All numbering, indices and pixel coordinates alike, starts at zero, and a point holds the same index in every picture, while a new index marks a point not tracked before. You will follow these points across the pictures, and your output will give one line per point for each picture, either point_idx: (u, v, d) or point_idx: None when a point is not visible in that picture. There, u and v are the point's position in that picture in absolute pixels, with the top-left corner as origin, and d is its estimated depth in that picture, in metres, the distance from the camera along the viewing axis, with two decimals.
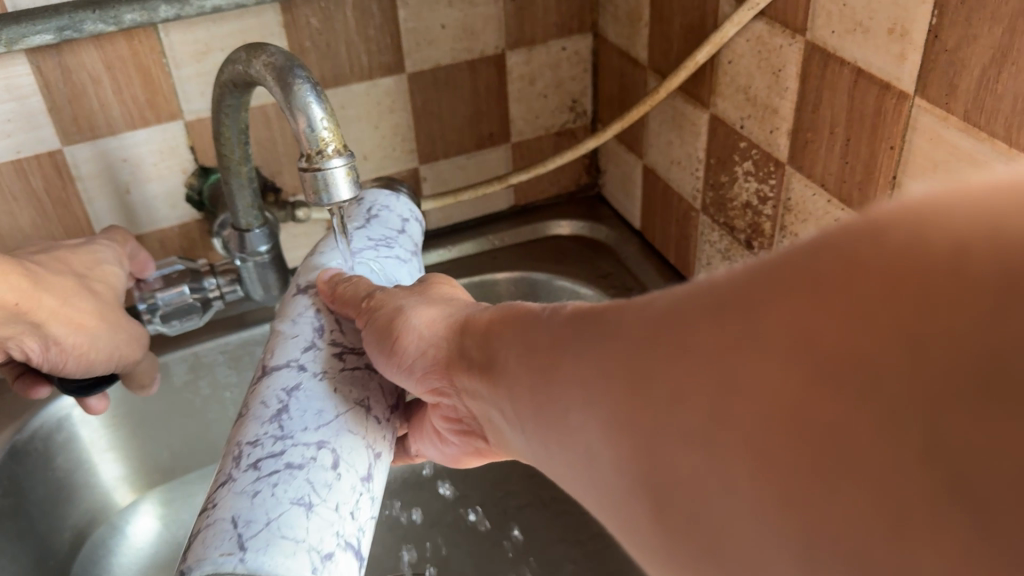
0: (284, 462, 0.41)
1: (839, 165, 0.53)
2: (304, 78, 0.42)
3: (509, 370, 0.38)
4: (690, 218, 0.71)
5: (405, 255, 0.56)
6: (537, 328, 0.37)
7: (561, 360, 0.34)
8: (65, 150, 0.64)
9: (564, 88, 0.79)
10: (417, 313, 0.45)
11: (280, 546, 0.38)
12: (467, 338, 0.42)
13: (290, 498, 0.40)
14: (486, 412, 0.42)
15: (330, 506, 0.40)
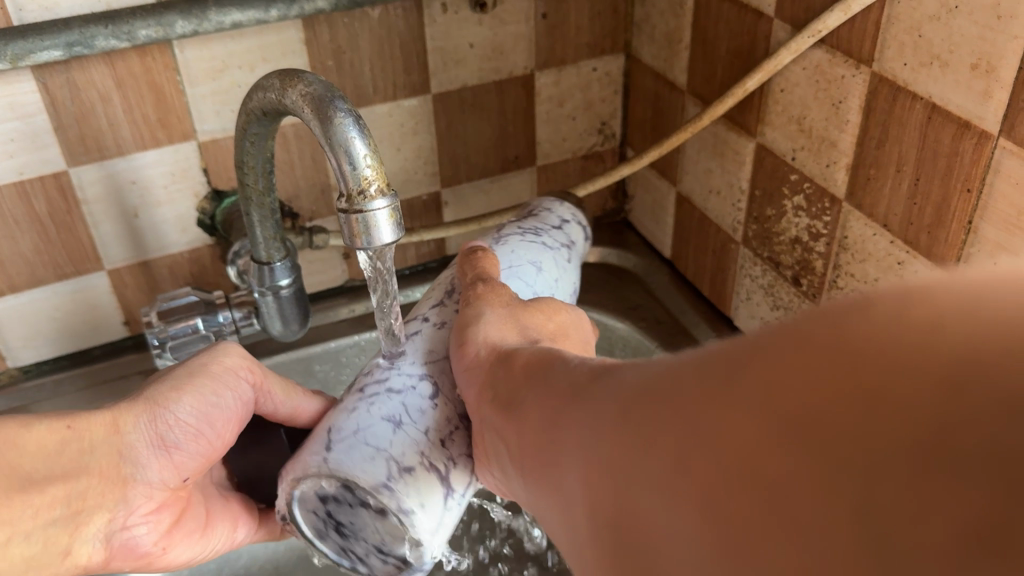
0: (385, 387, 0.44)
1: (906, 206, 0.49)
2: (345, 110, 0.39)
3: (529, 406, 0.35)
4: (729, 251, 0.67)
5: (554, 244, 0.55)
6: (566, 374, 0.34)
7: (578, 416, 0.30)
8: (71, 171, 0.60)
9: (594, 110, 0.76)
10: (487, 333, 0.43)
11: (362, 450, 0.41)
12: (507, 366, 0.39)
13: (382, 414, 0.43)
14: (492, 449, 0.39)
15: (418, 427, 0.43)
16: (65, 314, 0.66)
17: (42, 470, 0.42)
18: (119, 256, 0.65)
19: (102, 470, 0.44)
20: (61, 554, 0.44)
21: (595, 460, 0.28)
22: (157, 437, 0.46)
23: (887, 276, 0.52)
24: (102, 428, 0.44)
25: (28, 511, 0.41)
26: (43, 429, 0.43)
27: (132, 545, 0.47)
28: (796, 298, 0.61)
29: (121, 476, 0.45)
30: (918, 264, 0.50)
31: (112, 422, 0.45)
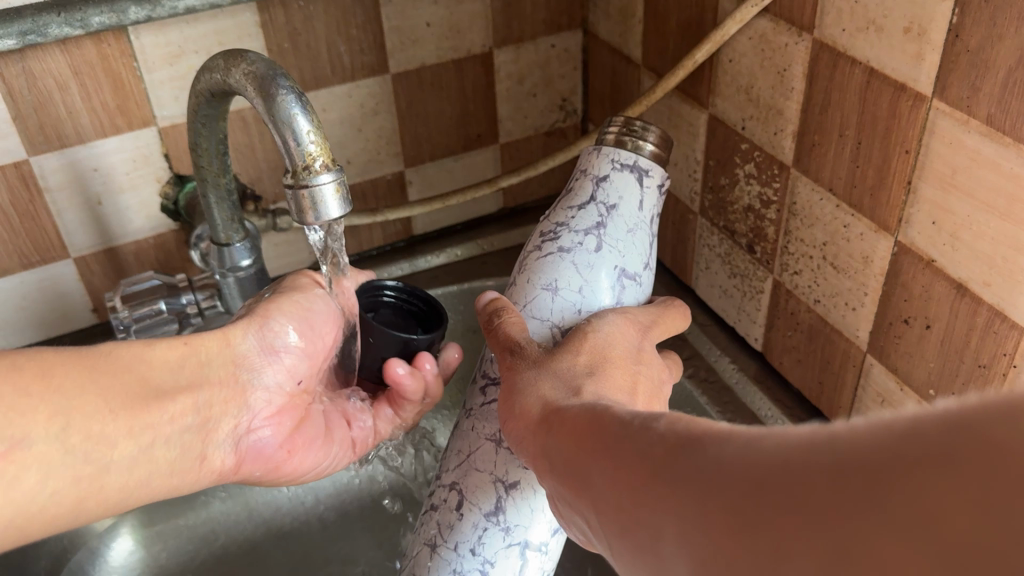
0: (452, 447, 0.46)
1: (849, 169, 0.50)
2: (288, 87, 0.40)
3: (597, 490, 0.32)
4: (688, 222, 0.68)
5: (637, 270, 0.51)
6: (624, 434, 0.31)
7: (636, 484, 0.29)
8: (31, 160, 0.61)
9: (553, 87, 0.76)
10: (539, 390, 0.41)
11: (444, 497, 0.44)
12: (559, 430, 0.37)
13: None
14: (570, 517, 0.37)
15: None
16: (33, 302, 0.66)
17: (167, 381, 0.45)
18: (84, 243, 0.66)
19: (215, 379, 0.48)
20: (197, 458, 0.46)
21: (654, 531, 0.27)
22: (266, 345, 0.51)
23: (834, 239, 0.53)
24: (215, 343, 0.48)
25: (162, 413, 0.44)
26: (161, 347, 0.46)
27: (258, 446, 0.50)
28: (751, 265, 0.62)
29: (240, 382, 0.49)
30: (862, 226, 0.51)
31: (223, 337, 0.49)
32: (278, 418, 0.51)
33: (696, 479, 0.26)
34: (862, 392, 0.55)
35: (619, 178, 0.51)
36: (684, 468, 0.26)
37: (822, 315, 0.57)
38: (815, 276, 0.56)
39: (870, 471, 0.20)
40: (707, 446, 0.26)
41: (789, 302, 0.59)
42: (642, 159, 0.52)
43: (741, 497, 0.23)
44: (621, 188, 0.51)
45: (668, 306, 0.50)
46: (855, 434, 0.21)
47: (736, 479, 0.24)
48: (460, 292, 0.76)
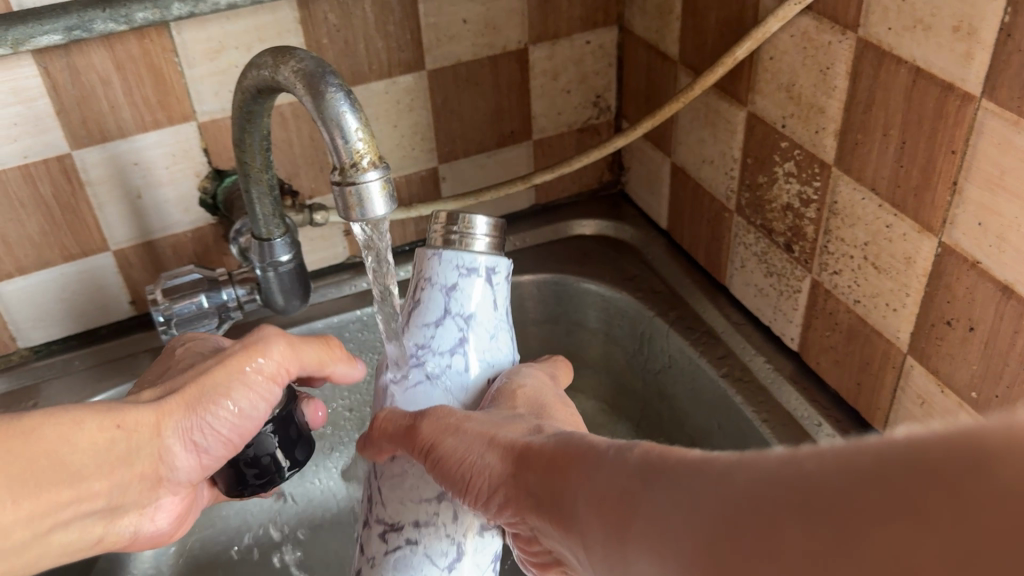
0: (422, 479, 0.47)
1: (893, 169, 0.50)
2: (335, 85, 0.40)
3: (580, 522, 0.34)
4: (723, 220, 0.68)
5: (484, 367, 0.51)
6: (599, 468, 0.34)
7: (629, 515, 0.30)
8: (73, 154, 0.61)
9: (588, 83, 0.76)
10: (511, 426, 0.43)
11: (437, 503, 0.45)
12: (526, 467, 0.39)
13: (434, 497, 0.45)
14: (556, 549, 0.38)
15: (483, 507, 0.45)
16: (73, 294, 0.67)
17: (88, 464, 0.43)
18: (123, 236, 0.66)
19: (139, 469, 0.45)
20: (94, 540, 0.46)
21: (641, 565, 0.29)
22: (193, 431, 0.46)
23: (876, 239, 0.53)
24: (146, 433, 0.45)
25: (70, 498, 0.42)
26: (89, 428, 0.42)
27: (148, 531, 0.50)
28: (788, 264, 0.62)
29: (155, 474, 0.46)
30: (905, 226, 0.51)
31: (155, 423, 0.45)
32: (179, 499, 0.49)
33: (689, 500, 0.28)
34: (901, 393, 0.55)
35: (470, 280, 0.49)
36: (666, 499, 0.29)
37: (861, 315, 0.56)
38: (855, 276, 0.56)
39: (831, 498, 0.22)
40: (694, 476, 0.28)
41: (827, 302, 0.59)
42: (480, 259, 0.49)
43: (725, 523, 0.26)
44: (471, 296, 0.49)
45: (550, 362, 0.54)
46: (829, 470, 0.23)
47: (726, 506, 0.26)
48: None
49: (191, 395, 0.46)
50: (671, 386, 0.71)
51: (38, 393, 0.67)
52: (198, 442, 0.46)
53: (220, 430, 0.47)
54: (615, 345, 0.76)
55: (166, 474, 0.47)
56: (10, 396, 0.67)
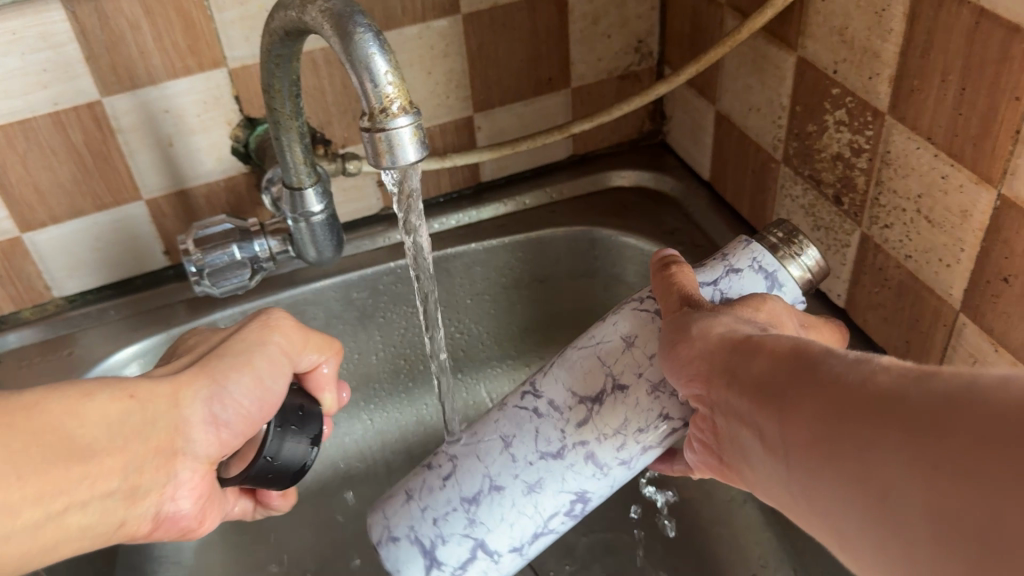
0: (535, 428, 0.49)
1: (951, 117, 0.48)
2: (365, 26, 0.38)
3: (800, 423, 0.31)
4: (769, 171, 0.65)
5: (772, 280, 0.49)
6: (832, 366, 0.31)
7: (854, 409, 0.28)
8: (104, 101, 0.60)
9: (630, 28, 0.73)
10: (721, 321, 0.41)
11: (495, 463, 0.49)
12: (760, 352, 0.36)
13: (500, 455, 0.49)
14: (743, 442, 0.36)
15: (525, 493, 0.48)
16: (106, 243, 0.67)
17: (99, 440, 0.39)
18: (156, 185, 0.66)
19: (158, 443, 0.42)
20: (116, 526, 0.42)
21: (874, 455, 0.27)
22: (215, 399, 0.45)
23: (930, 191, 0.51)
24: (164, 400, 0.42)
25: (83, 481, 0.39)
26: (100, 400, 0.40)
27: (175, 517, 0.45)
28: (837, 217, 0.59)
29: (173, 449, 0.43)
30: (962, 177, 0.48)
31: (173, 391, 0.43)
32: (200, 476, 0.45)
33: (938, 414, 0.25)
34: (951, 352, 0.53)
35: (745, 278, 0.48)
36: (917, 395, 0.26)
37: (912, 271, 0.54)
38: (906, 230, 0.53)
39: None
40: (943, 378, 0.26)
41: (877, 257, 0.57)
42: (793, 282, 0.49)
43: (960, 455, 0.24)
44: (748, 286, 0.48)
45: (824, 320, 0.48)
46: None
47: (998, 426, 0.23)
48: (528, 241, 0.75)
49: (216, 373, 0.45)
50: None
51: (73, 341, 0.67)
52: (217, 414, 0.45)
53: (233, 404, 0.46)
54: None
55: (182, 448, 0.44)
56: (45, 345, 0.67)
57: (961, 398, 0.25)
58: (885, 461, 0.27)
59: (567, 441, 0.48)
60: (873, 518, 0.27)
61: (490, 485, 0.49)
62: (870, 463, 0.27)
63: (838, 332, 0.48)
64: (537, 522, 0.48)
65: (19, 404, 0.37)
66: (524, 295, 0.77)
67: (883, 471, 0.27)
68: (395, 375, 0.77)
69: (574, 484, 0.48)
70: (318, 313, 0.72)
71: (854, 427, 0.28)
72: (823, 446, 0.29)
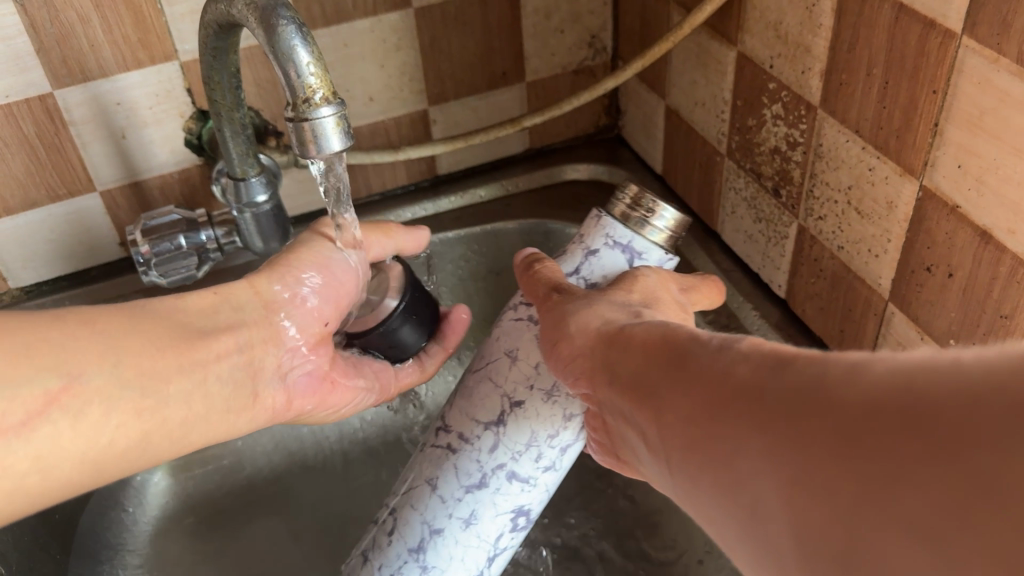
0: (452, 461, 0.51)
1: (876, 111, 0.49)
2: (288, 18, 0.39)
3: (670, 414, 0.33)
4: (715, 164, 0.66)
5: (640, 251, 0.52)
6: (700, 360, 0.33)
7: (723, 406, 0.30)
8: (55, 93, 0.61)
9: (582, 23, 0.74)
10: (597, 312, 0.44)
11: (428, 503, 0.50)
12: (635, 348, 0.38)
13: (429, 494, 0.51)
14: (632, 441, 0.39)
15: (464, 525, 0.50)
16: (61, 234, 0.67)
17: (206, 324, 0.46)
18: (110, 177, 0.67)
19: (255, 320, 0.47)
20: (249, 397, 0.47)
21: (744, 458, 0.28)
22: (293, 277, 0.49)
23: (859, 183, 0.52)
24: (246, 290, 0.48)
25: (194, 360, 0.44)
26: (179, 297, 0.45)
27: (299, 384, 0.50)
28: (776, 210, 0.61)
29: (274, 324, 0.48)
30: (888, 169, 0.49)
31: (250, 286, 0.48)
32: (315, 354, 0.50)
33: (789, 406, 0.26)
34: (883, 340, 0.54)
35: (615, 251, 0.52)
36: (770, 388, 0.28)
37: (845, 262, 0.55)
38: (839, 221, 0.55)
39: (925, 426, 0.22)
40: (799, 367, 0.27)
41: (813, 248, 0.58)
42: (650, 246, 0.52)
43: (816, 447, 0.25)
44: (608, 263, 0.52)
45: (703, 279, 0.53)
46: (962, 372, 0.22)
47: (836, 418, 0.25)
48: (482, 234, 0.76)
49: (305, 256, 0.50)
50: None
51: None
52: (309, 290, 0.49)
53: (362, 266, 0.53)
54: None
55: (283, 327, 0.49)
56: None
57: (814, 384, 0.26)
58: (753, 465, 0.27)
59: (486, 470, 0.50)
60: (741, 520, 0.28)
61: (432, 532, 0.50)
62: (742, 471, 0.28)
63: (716, 290, 0.53)
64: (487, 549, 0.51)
65: (140, 304, 0.44)
66: (480, 287, 0.78)
67: (754, 479, 0.27)
68: None
69: (509, 504, 0.50)
70: None
71: (725, 426, 0.29)
72: (689, 441, 0.31)
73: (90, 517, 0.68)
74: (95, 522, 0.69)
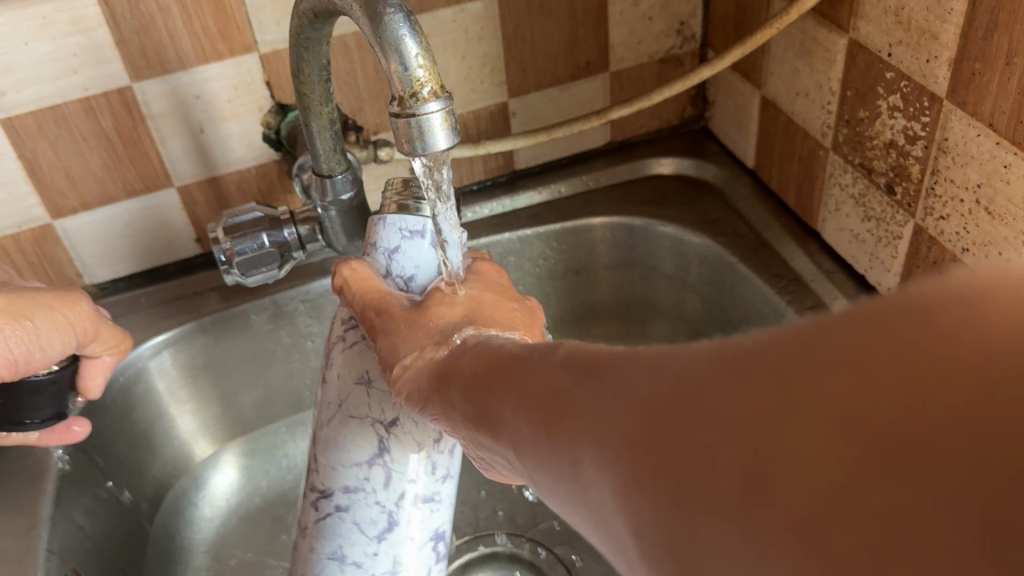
0: (352, 519, 0.46)
1: (1015, 102, 0.45)
2: (395, 6, 0.36)
3: (510, 426, 0.30)
4: (816, 159, 0.63)
5: (415, 230, 0.48)
6: (524, 365, 0.31)
7: (550, 405, 0.28)
8: (134, 86, 0.60)
9: (672, 10, 0.71)
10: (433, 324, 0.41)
11: (357, 544, 0.46)
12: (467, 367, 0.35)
13: (351, 558, 0.46)
14: (485, 457, 0.36)
15: (390, 551, 0.46)
16: (137, 231, 0.66)
17: None
18: (187, 172, 0.65)
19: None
20: None
21: (579, 468, 0.26)
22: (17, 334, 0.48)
23: (991, 181, 0.48)
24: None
25: None
26: None
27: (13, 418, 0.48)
28: (889, 208, 0.57)
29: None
30: None
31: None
32: None
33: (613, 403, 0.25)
34: None
35: (414, 240, 0.48)
36: (590, 387, 0.26)
37: (970, 265, 0.51)
38: (964, 222, 0.51)
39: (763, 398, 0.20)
40: (612, 362, 0.26)
41: (931, 249, 0.54)
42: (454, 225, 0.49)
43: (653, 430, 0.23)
44: (415, 256, 0.48)
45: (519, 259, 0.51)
46: (786, 337, 0.20)
47: (659, 402, 0.23)
48: (562, 231, 0.73)
49: (23, 306, 0.49)
50: (753, 336, 0.67)
51: None
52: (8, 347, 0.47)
53: (37, 343, 0.49)
54: (692, 292, 0.72)
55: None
56: None
57: (635, 371, 0.25)
58: (587, 463, 0.25)
59: (390, 510, 0.45)
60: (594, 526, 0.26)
61: (352, 567, 0.46)
62: (585, 471, 0.25)
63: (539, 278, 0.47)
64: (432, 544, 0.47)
65: None
66: (559, 285, 0.76)
67: (594, 483, 0.25)
68: None
69: (425, 525, 0.47)
70: None
71: (562, 421, 0.27)
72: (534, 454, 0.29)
73: (164, 517, 0.67)
74: (169, 523, 0.67)
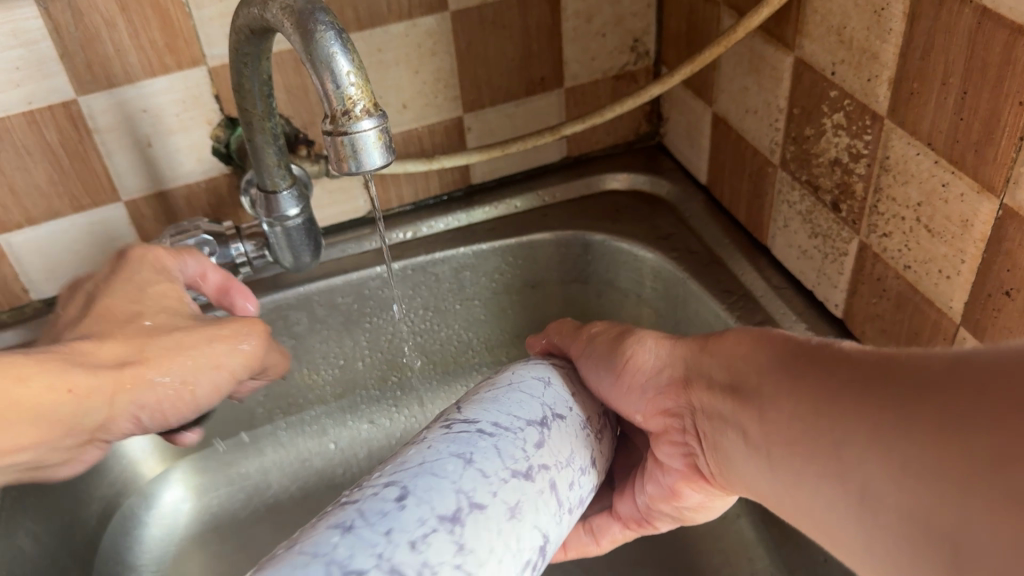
0: (490, 435, 0.38)
1: (952, 121, 0.45)
2: (327, 24, 0.36)
3: (769, 421, 0.35)
4: (766, 175, 0.63)
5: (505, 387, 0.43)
6: (738, 356, 0.38)
7: (778, 389, 0.35)
8: (79, 100, 0.59)
9: (625, 27, 0.71)
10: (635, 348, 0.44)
11: (490, 458, 0.37)
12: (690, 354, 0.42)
13: (492, 457, 0.37)
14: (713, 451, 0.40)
15: (533, 493, 0.37)
16: (84, 246, 0.65)
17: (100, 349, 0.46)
18: (135, 186, 0.64)
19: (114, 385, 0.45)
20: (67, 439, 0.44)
21: (812, 446, 0.32)
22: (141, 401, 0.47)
23: (930, 199, 0.48)
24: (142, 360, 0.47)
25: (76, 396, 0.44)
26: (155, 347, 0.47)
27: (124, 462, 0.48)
28: (834, 225, 0.57)
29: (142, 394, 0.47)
30: (963, 185, 0.46)
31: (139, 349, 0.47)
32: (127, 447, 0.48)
33: (832, 386, 0.32)
34: None
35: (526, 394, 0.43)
36: (810, 375, 0.33)
37: (912, 282, 0.52)
38: (906, 239, 0.51)
39: (964, 397, 0.26)
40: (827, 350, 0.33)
41: (875, 266, 0.55)
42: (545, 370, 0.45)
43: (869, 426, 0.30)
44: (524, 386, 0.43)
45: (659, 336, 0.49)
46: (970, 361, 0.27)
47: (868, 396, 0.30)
48: (517, 246, 0.73)
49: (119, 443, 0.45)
50: None
51: None
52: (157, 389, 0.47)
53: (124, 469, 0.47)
54: (647, 306, 0.72)
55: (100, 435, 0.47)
56: None
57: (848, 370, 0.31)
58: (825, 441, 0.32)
59: (532, 462, 0.38)
60: (875, 525, 0.29)
61: (471, 510, 0.34)
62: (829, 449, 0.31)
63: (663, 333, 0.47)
64: (557, 513, 0.38)
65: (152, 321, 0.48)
66: (514, 300, 0.76)
67: (840, 460, 0.31)
68: (382, 381, 0.76)
69: (563, 490, 0.39)
70: (302, 318, 0.70)
71: (792, 403, 0.34)
72: (797, 449, 0.33)
73: (111, 536, 0.66)
74: (116, 545, 0.66)
